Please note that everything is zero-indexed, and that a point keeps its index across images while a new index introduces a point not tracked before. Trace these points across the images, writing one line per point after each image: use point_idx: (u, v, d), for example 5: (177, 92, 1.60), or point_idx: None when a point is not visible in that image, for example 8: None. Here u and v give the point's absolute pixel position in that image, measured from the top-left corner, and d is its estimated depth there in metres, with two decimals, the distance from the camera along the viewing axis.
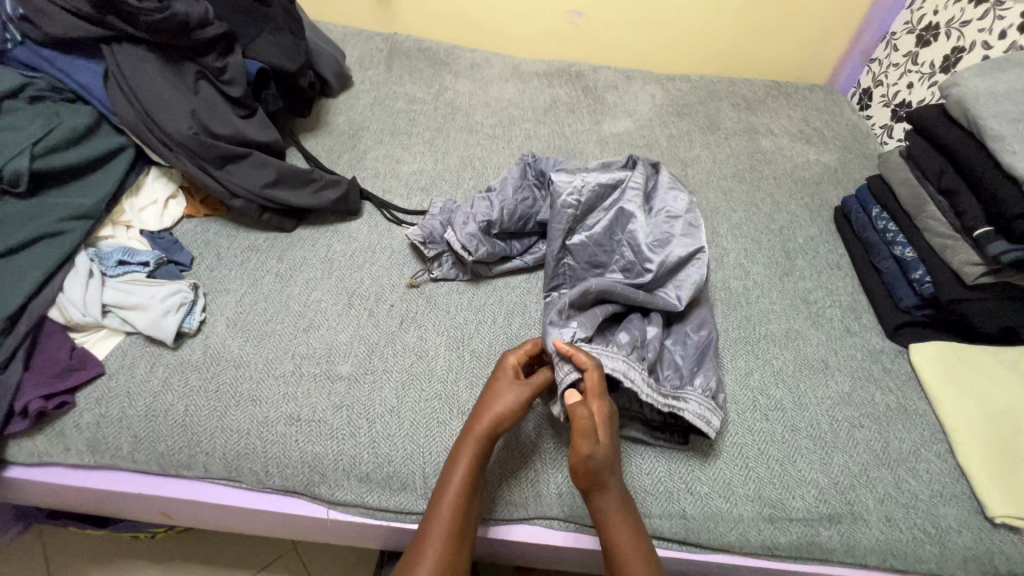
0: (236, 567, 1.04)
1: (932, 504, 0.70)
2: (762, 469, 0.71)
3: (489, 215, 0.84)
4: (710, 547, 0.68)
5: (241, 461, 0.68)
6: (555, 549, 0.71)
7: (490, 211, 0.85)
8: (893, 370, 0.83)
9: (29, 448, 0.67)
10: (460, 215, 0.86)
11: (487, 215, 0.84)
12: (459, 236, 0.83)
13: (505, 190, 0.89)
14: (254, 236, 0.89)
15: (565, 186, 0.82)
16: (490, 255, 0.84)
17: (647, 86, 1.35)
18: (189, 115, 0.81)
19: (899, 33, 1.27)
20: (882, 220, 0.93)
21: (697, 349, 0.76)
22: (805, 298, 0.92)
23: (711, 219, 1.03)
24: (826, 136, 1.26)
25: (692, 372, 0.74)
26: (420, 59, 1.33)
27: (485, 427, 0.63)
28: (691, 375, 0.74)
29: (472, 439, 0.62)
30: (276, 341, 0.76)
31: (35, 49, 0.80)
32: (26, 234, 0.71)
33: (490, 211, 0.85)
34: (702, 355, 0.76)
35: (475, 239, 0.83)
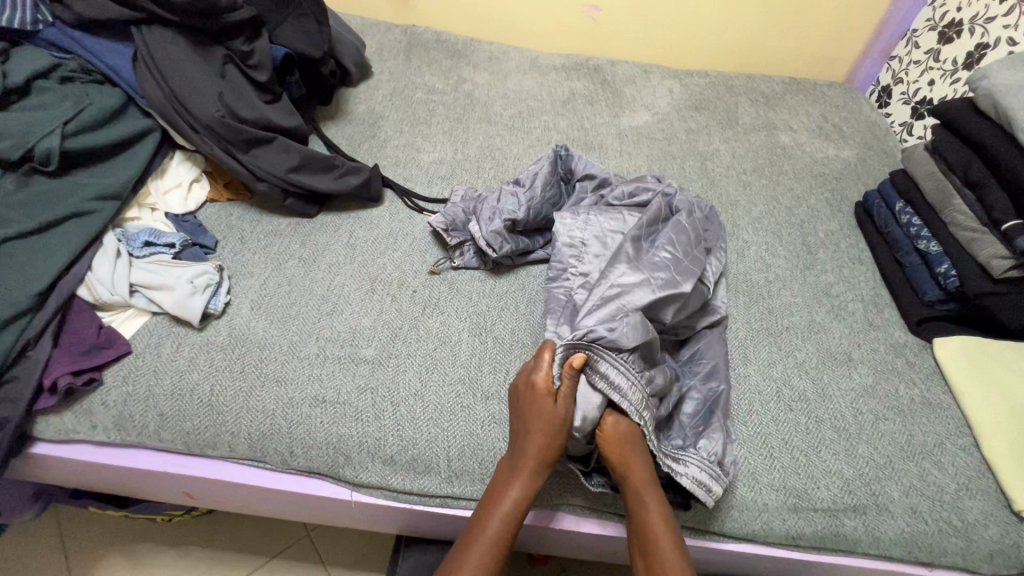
0: (251, 552, 1.04)
1: (958, 497, 0.69)
2: (786, 459, 0.71)
3: (514, 212, 0.84)
4: (734, 536, 0.68)
5: (267, 441, 0.68)
6: (572, 535, 0.72)
7: (517, 208, 0.85)
8: (916, 364, 0.82)
9: (57, 424, 0.68)
10: (486, 209, 0.86)
11: (513, 212, 0.84)
12: (483, 232, 0.83)
13: (534, 185, 0.87)
14: (276, 221, 0.89)
15: (564, 230, 0.82)
16: (514, 252, 0.84)
17: (665, 81, 1.34)
18: (216, 99, 0.82)
19: (921, 30, 1.26)
20: (906, 214, 0.93)
21: (707, 407, 0.71)
22: (826, 291, 0.91)
23: (732, 212, 1.03)
24: (845, 132, 1.25)
25: (699, 433, 0.69)
26: (439, 51, 1.33)
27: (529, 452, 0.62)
28: (694, 439, 0.69)
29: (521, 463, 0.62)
30: (300, 324, 0.76)
31: (64, 30, 0.81)
32: (58, 212, 0.71)
33: (514, 211, 0.84)
34: (710, 412, 0.71)
35: (499, 237, 0.83)
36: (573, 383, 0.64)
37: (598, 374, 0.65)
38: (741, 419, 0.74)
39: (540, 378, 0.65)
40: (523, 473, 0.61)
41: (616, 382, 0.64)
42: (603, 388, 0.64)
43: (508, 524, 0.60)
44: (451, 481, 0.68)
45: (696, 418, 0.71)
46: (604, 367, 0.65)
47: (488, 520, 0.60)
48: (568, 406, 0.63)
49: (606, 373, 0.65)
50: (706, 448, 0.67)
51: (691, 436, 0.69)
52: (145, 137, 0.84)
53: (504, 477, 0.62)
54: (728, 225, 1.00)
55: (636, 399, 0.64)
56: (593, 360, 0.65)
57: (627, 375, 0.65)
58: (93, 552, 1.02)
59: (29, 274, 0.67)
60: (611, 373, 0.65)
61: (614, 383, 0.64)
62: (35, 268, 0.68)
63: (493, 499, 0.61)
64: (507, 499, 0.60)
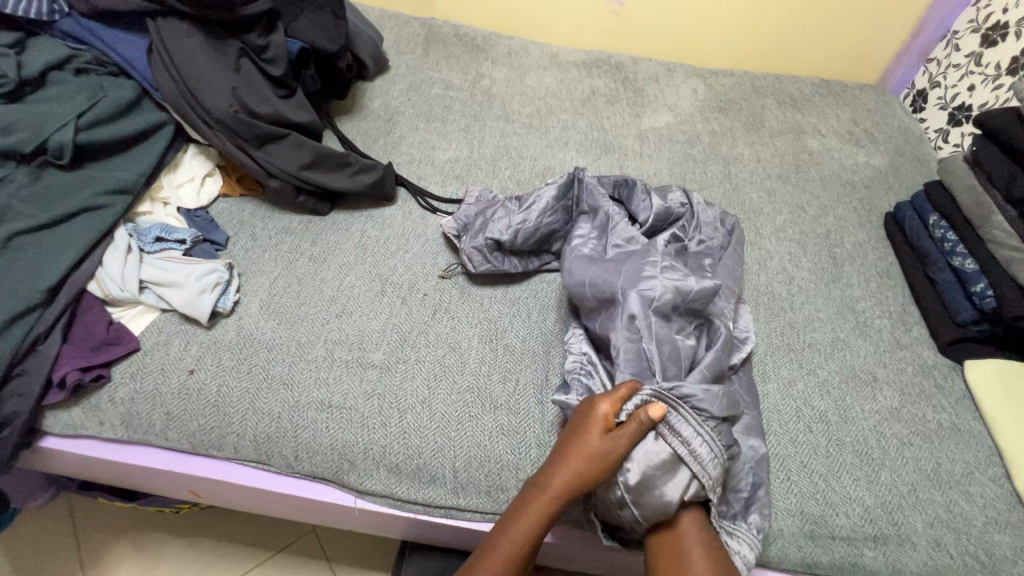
0: (256, 546, 1.04)
1: (986, 531, 0.66)
2: (805, 483, 0.68)
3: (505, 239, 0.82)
4: (748, 561, 0.66)
5: (271, 444, 0.68)
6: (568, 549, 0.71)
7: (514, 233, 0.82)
8: (946, 387, 0.79)
9: (65, 419, 0.68)
10: (479, 223, 0.85)
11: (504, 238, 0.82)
12: (466, 246, 0.83)
13: (532, 209, 0.83)
14: (288, 218, 0.88)
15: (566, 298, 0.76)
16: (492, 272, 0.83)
17: (689, 80, 1.30)
18: (230, 94, 0.81)
19: (962, 31, 1.20)
20: (940, 228, 0.89)
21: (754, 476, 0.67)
22: (852, 306, 0.88)
23: (755, 220, 0.99)
24: (876, 138, 1.20)
25: (749, 504, 0.65)
26: (458, 45, 1.30)
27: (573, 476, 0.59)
28: (742, 510, 0.65)
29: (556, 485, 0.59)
30: (309, 324, 0.75)
31: (80, 21, 0.81)
32: (71, 206, 0.71)
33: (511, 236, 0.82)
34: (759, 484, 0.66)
35: (479, 253, 0.82)
36: (638, 428, 0.59)
37: (678, 437, 0.60)
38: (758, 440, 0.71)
39: (600, 410, 0.60)
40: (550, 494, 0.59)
41: (689, 438, 0.60)
42: (673, 441, 0.60)
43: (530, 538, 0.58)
44: (457, 493, 0.67)
45: (744, 484, 0.66)
46: (677, 421, 0.61)
47: (506, 534, 0.58)
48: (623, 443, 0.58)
49: (676, 425, 0.61)
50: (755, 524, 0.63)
51: (739, 509, 0.65)
52: (160, 131, 0.83)
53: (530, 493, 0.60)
54: (750, 233, 0.97)
55: (712, 469, 0.60)
56: (672, 419, 0.61)
57: (710, 445, 0.61)
58: (102, 540, 1.03)
59: (40, 268, 0.67)
60: (681, 425, 0.61)
61: (693, 447, 0.60)
62: (45, 263, 0.67)
63: (519, 514, 0.59)
64: (534, 517, 0.58)
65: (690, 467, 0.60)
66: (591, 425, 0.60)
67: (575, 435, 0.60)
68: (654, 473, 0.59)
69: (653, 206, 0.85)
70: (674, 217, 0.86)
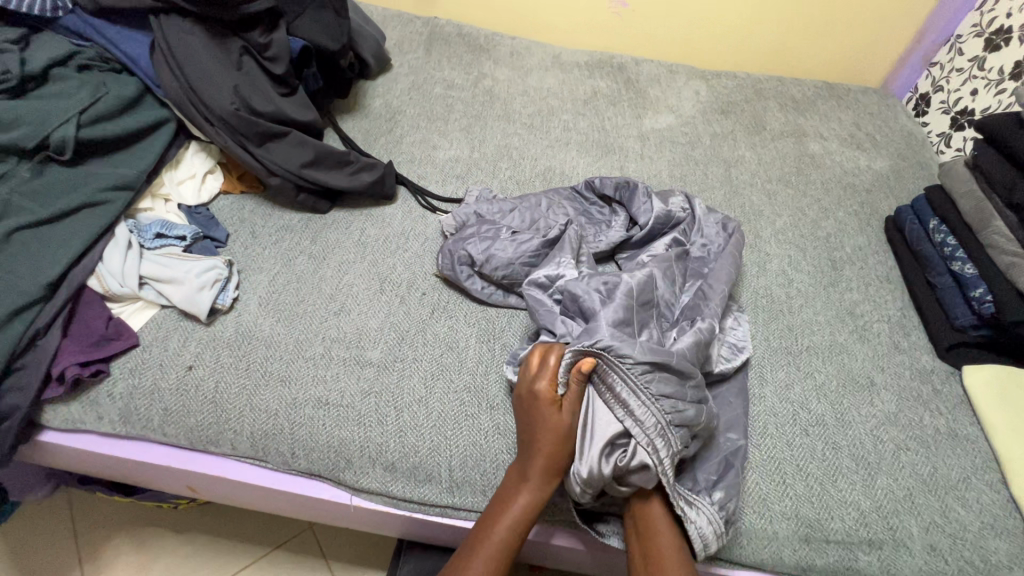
0: (253, 542, 1.05)
1: (981, 537, 0.66)
2: (800, 486, 0.68)
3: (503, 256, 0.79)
4: (743, 563, 0.66)
5: (268, 441, 0.68)
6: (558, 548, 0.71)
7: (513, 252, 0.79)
8: (944, 392, 0.79)
9: (64, 413, 0.68)
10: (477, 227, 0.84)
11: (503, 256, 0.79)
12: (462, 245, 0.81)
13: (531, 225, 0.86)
14: (288, 216, 0.88)
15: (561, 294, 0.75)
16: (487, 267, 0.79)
17: (692, 82, 1.30)
18: (232, 91, 0.81)
19: (965, 36, 1.20)
20: (941, 233, 0.88)
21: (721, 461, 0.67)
22: (851, 310, 0.87)
23: (755, 222, 0.99)
24: (878, 141, 1.20)
25: (716, 482, 0.65)
26: (460, 45, 1.30)
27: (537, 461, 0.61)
28: (708, 487, 0.65)
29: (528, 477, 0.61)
30: (308, 322, 0.76)
31: (84, 18, 0.81)
32: (72, 202, 0.71)
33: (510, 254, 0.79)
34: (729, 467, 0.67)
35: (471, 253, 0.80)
36: (579, 389, 0.63)
37: (606, 387, 0.63)
38: (755, 442, 0.71)
39: (546, 386, 0.63)
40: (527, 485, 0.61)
41: (625, 399, 0.62)
42: (610, 401, 0.62)
43: (512, 536, 0.59)
44: (451, 491, 0.67)
45: (711, 467, 0.67)
46: (613, 381, 0.63)
47: (491, 535, 0.59)
48: (570, 413, 0.62)
49: (614, 387, 0.63)
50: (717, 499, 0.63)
51: (704, 486, 0.65)
52: (162, 128, 0.84)
53: (508, 491, 0.61)
54: (750, 236, 0.97)
55: (646, 422, 0.61)
56: (600, 370, 0.63)
57: (637, 393, 0.62)
58: (100, 535, 1.03)
59: (40, 263, 0.67)
60: (619, 387, 0.62)
61: (622, 399, 0.62)
62: (45, 258, 0.68)
63: (498, 511, 0.60)
64: (512, 511, 0.60)
65: (623, 421, 0.61)
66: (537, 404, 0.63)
67: (529, 419, 0.63)
68: (589, 437, 0.61)
69: (653, 209, 0.85)
70: (673, 221, 0.86)
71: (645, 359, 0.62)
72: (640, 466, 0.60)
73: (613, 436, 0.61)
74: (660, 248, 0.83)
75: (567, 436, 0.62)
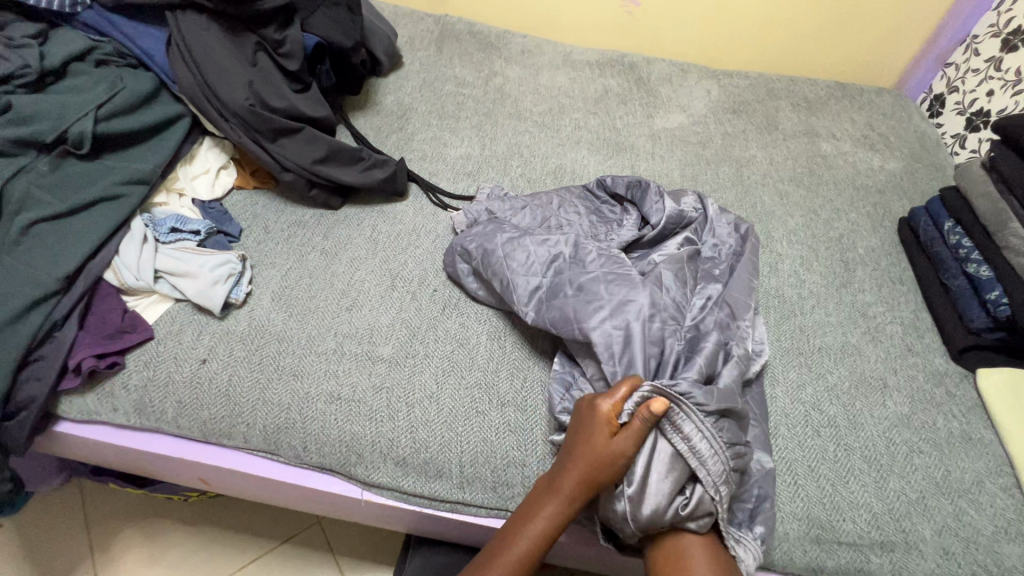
0: (262, 536, 1.05)
1: (995, 541, 0.65)
2: (811, 488, 0.67)
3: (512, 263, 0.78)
4: (754, 565, 0.65)
5: (280, 435, 0.68)
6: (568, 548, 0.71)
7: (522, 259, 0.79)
8: (957, 395, 0.78)
9: (80, 404, 0.69)
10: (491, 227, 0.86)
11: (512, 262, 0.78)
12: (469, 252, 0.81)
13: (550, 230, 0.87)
14: (300, 212, 0.89)
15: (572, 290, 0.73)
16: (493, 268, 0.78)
17: (703, 81, 1.29)
18: (246, 87, 0.82)
19: (982, 36, 1.18)
20: (955, 234, 0.88)
21: (757, 486, 0.66)
22: (863, 311, 0.87)
23: (766, 222, 0.99)
24: (892, 142, 1.19)
25: (754, 514, 0.64)
26: (471, 43, 1.30)
27: (583, 480, 0.59)
28: (748, 520, 0.64)
29: (567, 490, 0.60)
30: (320, 317, 0.76)
31: (101, 13, 0.82)
32: (89, 195, 0.72)
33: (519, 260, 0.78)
34: (765, 498, 0.66)
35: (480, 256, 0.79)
36: (642, 425, 0.58)
37: (679, 433, 0.60)
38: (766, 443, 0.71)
39: (607, 410, 0.59)
40: (560, 497, 0.60)
41: (697, 447, 0.60)
42: (679, 445, 0.60)
43: (540, 543, 0.59)
44: (462, 487, 0.67)
45: (749, 498, 0.65)
46: (688, 429, 0.60)
47: (517, 539, 0.59)
48: (626, 444, 0.58)
49: (688, 433, 0.60)
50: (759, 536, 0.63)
51: (746, 520, 0.64)
52: (177, 123, 0.84)
53: (540, 499, 0.61)
54: (762, 236, 0.96)
55: (715, 470, 0.60)
56: (675, 415, 0.60)
57: (711, 442, 0.60)
58: (111, 525, 1.04)
59: (57, 256, 0.68)
60: (692, 433, 0.60)
61: (693, 445, 0.60)
62: (63, 251, 0.68)
63: (529, 516, 0.60)
64: (540, 518, 0.60)
65: (691, 466, 0.60)
66: (597, 428, 0.59)
67: (585, 437, 0.60)
68: (654, 482, 0.59)
69: (665, 208, 0.85)
70: (685, 221, 0.86)
71: (717, 408, 0.62)
72: (701, 513, 0.60)
73: (680, 482, 0.60)
74: (672, 248, 0.83)
75: (617, 465, 0.59)
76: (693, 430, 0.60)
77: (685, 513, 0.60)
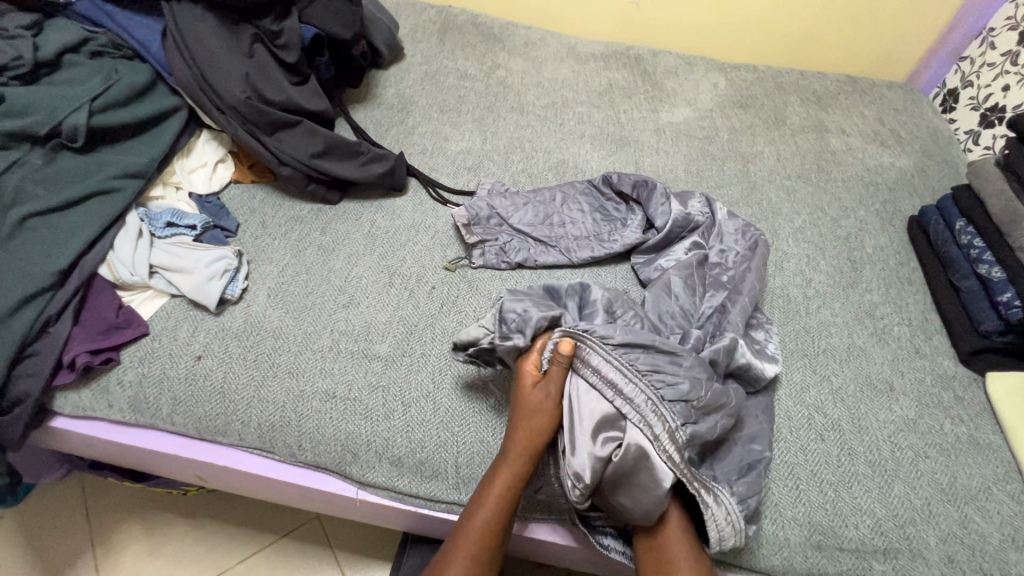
0: (261, 530, 1.05)
1: (1001, 549, 0.64)
2: (814, 492, 0.66)
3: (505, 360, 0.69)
4: (753, 569, 0.64)
5: (275, 433, 0.68)
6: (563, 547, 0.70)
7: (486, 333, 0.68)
8: (965, 399, 0.76)
9: (75, 400, 0.69)
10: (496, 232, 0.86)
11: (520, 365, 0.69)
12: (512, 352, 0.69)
13: (555, 235, 0.86)
14: (298, 206, 0.88)
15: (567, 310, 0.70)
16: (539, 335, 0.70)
17: (710, 75, 1.27)
18: (242, 79, 0.80)
19: (999, 29, 1.15)
20: (967, 234, 0.86)
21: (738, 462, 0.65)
22: (870, 312, 0.85)
23: (773, 220, 0.97)
24: (903, 138, 1.16)
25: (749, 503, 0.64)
26: (474, 34, 1.28)
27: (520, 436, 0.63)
28: (727, 480, 0.63)
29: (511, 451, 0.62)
30: (317, 314, 0.75)
31: (96, 4, 0.81)
32: (82, 190, 0.71)
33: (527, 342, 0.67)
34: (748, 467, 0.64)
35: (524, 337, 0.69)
36: (560, 371, 0.65)
37: (589, 368, 0.64)
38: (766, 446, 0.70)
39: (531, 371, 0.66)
40: (509, 467, 0.61)
41: (609, 377, 0.63)
42: (594, 381, 0.63)
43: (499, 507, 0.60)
44: (457, 488, 0.66)
45: (732, 464, 0.65)
46: (596, 362, 0.64)
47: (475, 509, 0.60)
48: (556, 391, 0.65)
49: (598, 367, 0.63)
50: (740, 493, 0.62)
51: (725, 479, 0.63)
52: (173, 116, 0.83)
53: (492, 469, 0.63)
54: (768, 234, 0.94)
55: (637, 399, 0.62)
56: (582, 353, 0.65)
57: (621, 371, 0.63)
58: (111, 518, 1.05)
59: (51, 250, 0.67)
60: (602, 366, 0.63)
61: (608, 378, 0.63)
62: (57, 245, 0.68)
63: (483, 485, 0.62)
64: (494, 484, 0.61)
65: (615, 404, 0.62)
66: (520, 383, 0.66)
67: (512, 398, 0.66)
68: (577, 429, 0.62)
69: (671, 211, 0.84)
70: (692, 225, 0.85)
71: (625, 341, 0.64)
72: (641, 456, 0.59)
73: (607, 419, 0.61)
74: (680, 252, 0.82)
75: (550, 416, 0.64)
76: (607, 363, 0.63)
77: (630, 462, 0.59)
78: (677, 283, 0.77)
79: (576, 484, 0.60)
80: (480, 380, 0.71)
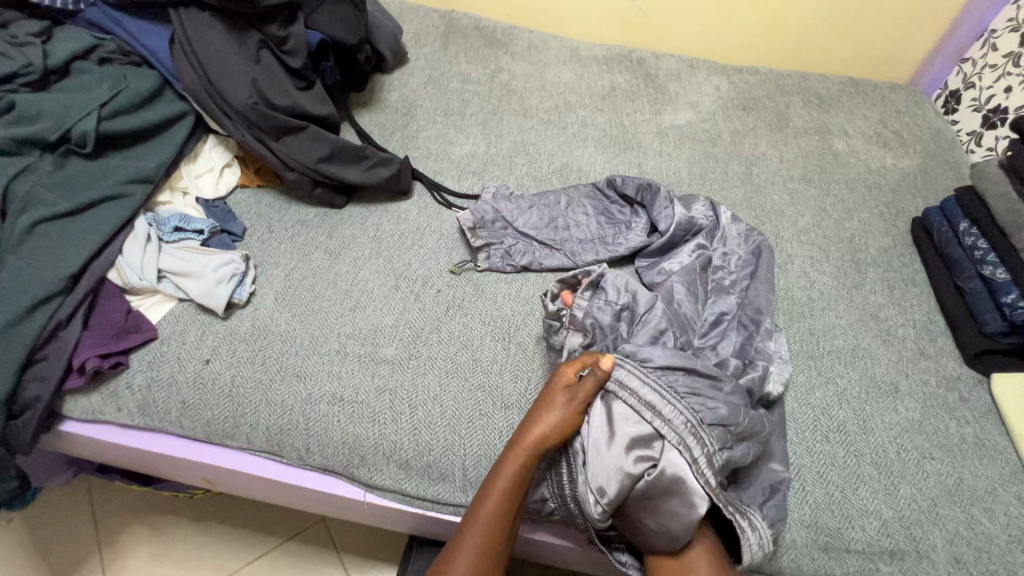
0: (267, 534, 1.06)
1: (1008, 550, 0.64)
2: (820, 494, 0.66)
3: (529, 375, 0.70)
4: (760, 571, 0.65)
5: (283, 436, 0.68)
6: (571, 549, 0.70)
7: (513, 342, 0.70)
8: (971, 400, 0.76)
9: (84, 404, 0.69)
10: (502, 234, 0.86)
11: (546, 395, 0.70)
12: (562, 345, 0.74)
13: (560, 239, 0.86)
14: (304, 211, 0.88)
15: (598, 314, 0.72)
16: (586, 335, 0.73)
17: (712, 77, 1.27)
18: (249, 85, 0.81)
19: (1000, 31, 1.15)
20: (971, 236, 0.86)
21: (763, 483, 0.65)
22: (874, 314, 0.85)
23: (776, 222, 0.97)
24: (906, 140, 1.17)
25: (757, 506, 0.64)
26: (477, 39, 1.29)
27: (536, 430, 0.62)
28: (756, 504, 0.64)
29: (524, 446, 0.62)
30: (323, 317, 0.76)
31: (104, 11, 0.81)
32: (92, 195, 0.72)
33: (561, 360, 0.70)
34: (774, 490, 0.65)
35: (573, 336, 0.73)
36: (594, 381, 0.64)
37: (627, 389, 0.63)
38: None
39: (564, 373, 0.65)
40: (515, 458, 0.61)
41: (648, 399, 0.62)
42: (630, 404, 0.63)
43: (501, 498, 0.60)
44: (465, 491, 0.67)
45: (758, 487, 0.65)
46: (634, 384, 0.63)
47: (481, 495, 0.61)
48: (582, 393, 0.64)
49: (636, 389, 0.63)
50: (768, 519, 0.63)
51: (753, 503, 0.64)
52: (180, 121, 0.84)
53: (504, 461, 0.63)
54: (772, 236, 0.95)
55: (677, 423, 0.61)
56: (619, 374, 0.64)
57: (661, 394, 0.63)
58: (118, 522, 1.05)
59: (61, 255, 0.68)
60: (640, 388, 0.63)
61: (648, 402, 0.62)
62: (66, 250, 0.68)
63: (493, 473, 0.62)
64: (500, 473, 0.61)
65: (654, 426, 0.61)
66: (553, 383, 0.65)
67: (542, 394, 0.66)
68: (610, 442, 0.61)
69: (675, 215, 0.84)
70: (695, 228, 0.85)
71: (666, 363, 0.65)
72: (674, 482, 0.59)
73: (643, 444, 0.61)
74: (685, 255, 0.82)
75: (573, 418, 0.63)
76: (645, 386, 0.63)
77: (667, 484, 0.59)
78: (682, 288, 0.77)
79: (598, 501, 0.60)
80: (486, 382, 0.72)
